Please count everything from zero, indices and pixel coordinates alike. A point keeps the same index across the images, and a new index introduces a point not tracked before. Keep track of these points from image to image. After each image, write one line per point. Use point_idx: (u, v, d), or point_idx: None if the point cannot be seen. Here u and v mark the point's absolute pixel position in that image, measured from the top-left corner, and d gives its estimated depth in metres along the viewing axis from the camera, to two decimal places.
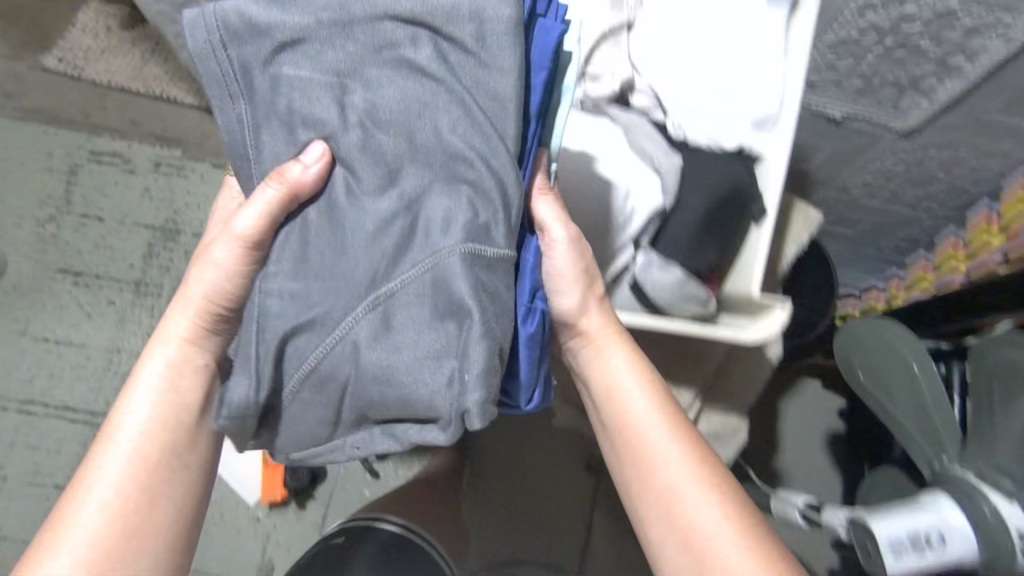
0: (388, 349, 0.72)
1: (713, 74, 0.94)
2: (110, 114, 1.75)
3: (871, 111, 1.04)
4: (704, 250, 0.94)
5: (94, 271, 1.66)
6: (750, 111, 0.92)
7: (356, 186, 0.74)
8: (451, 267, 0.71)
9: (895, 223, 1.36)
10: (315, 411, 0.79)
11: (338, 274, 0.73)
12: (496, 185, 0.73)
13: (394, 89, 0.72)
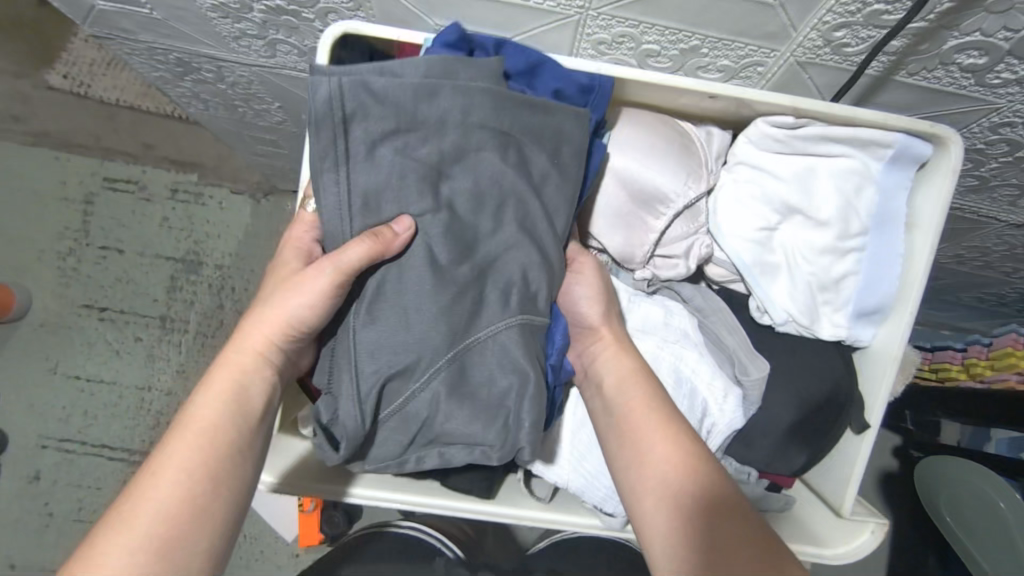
0: (453, 409, 0.60)
1: (814, 251, 0.65)
2: (121, 136, 1.65)
3: (982, 204, 0.88)
4: (793, 453, 0.69)
5: (120, 306, 1.60)
6: (853, 298, 0.65)
7: (440, 262, 0.59)
8: (507, 343, 0.60)
9: (981, 284, 1.22)
10: (388, 445, 0.62)
11: (409, 348, 0.59)
12: (547, 287, 0.62)
13: (468, 178, 0.59)
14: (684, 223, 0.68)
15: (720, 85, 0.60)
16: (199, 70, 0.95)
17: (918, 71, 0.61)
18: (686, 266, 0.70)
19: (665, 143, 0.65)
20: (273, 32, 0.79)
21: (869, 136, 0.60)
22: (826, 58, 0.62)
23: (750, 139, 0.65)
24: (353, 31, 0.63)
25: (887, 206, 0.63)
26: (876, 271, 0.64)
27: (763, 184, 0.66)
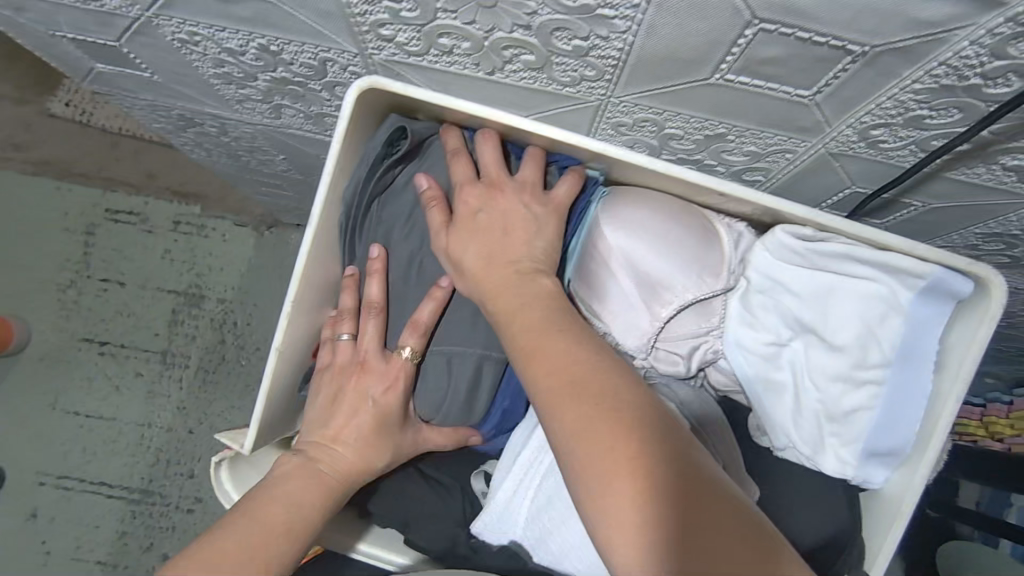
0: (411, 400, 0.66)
1: (825, 377, 0.58)
2: (123, 166, 1.62)
3: (1010, 278, 0.85)
4: None
5: (120, 339, 1.58)
6: (868, 434, 0.56)
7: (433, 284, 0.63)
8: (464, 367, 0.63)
9: (1000, 340, 1.18)
10: None
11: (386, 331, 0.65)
12: None
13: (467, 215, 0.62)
14: (696, 319, 0.63)
15: (729, 186, 0.57)
16: (202, 124, 0.93)
17: (958, 169, 0.58)
18: (688, 364, 0.64)
19: (680, 231, 0.61)
20: (278, 98, 0.76)
21: (899, 261, 0.54)
22: (861, 150, 0.59)
23: (766, 246, 0.60)
24: (379, 86, 0.56)
25: (915, 338, 0.55)
26: (894, 409, 0.56)
27: (777, 296, 0.60)
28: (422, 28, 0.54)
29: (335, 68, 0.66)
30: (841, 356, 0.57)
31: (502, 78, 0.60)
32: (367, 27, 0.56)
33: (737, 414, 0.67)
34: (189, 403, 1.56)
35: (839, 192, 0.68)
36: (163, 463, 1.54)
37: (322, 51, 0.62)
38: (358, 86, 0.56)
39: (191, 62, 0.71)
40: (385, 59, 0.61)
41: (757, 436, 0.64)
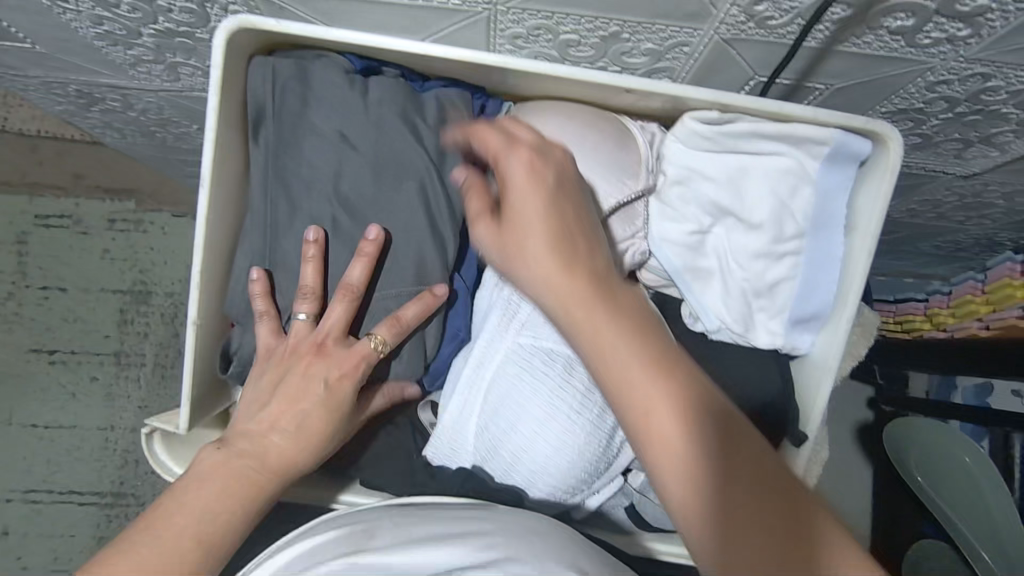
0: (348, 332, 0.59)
1: (747, 258, 0.58)
2: (47, 169, 1.56)
3: (925, 161, 0.86)
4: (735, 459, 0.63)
5: (69, 346, 1.54)
6: (793, 303, 0.57)
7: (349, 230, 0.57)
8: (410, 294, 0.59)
9: (934, 233, 1.22)
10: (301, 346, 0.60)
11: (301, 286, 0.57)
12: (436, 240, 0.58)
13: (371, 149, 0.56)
14: (622, 226, 0.59)
15: (634, 80, 0.53)
16: (103, 99, 0.89)
17: (847, 39, 0.59)
18: (617, 268, 0.62)
19: (598, 135, 0.57)
20: (170, 55, 0.74)
21: (801, 130, 0.54)
22: (751, 32, 0.59)
23: (677, 137, 0.58)
24: (252, 25, 0.51)
25: (826, 206, 0.56)
26: (811, 277, 0.57)
27: (692, 184, 0.59)
28: None
29: (215, 10, 0.63)
30: (758, 235, 0.57)
31: None
32: None
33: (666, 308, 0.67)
34: (150, 401, 1.53)
35: (743, 85, 0.69)
36: (132, 464, 1.52)
37: None
38: (227, 26, 0.51)
39: (67, 23, 0.68)
40: None
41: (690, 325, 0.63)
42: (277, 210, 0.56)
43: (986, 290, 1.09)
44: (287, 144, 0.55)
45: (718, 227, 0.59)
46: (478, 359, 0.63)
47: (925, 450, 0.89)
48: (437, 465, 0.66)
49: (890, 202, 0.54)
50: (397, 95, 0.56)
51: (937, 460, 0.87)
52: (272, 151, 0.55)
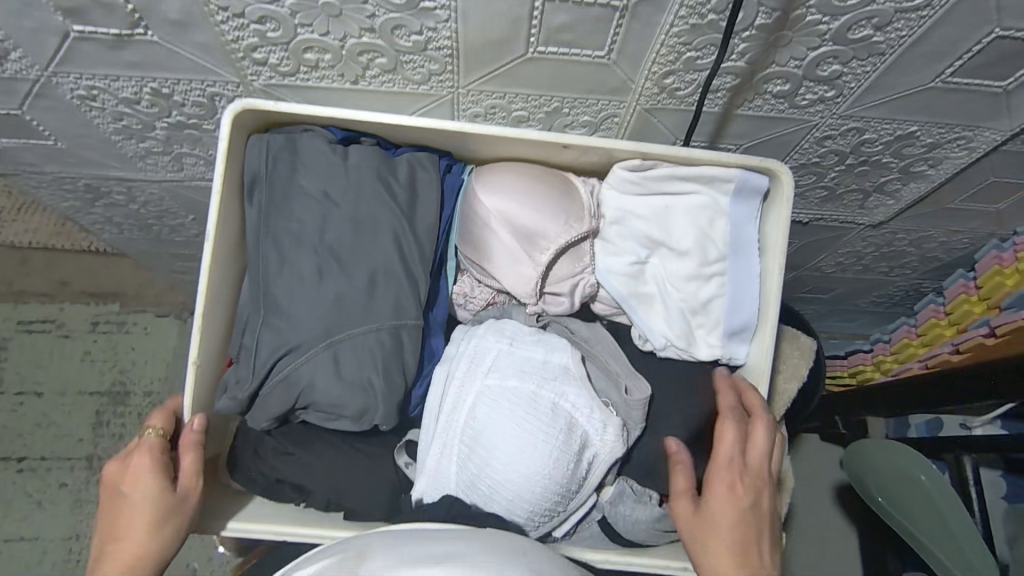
0: (319, 380, 0.62)
1: (681, 280, 0.68)
2: (35, 278, 1.62)
3: (836, 212, 1.00)
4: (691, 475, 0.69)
5: (39, 453, 1.51)
6: (726, 317, 0.67)
7: (333, 276, 0.64)
8: (376, 345, 0.63)
9: (866, 287, 1.34)
10: (272, 400, 0.64)
11: (287, 326, 0.63)
12: (409, 280, 0.65)
13: (350, 206, 0.65)
14: (569, 262, 0.70)
15: (571, 137, 0.65)
16: (108, 193, 0.99)
17: (743, 103, 0.73)
18: (573, 301, 0.71)
19: (542, 186, 0.68)
20: (177, 146, 0.85)
21: (710, 170, 0.66)
22: (665, 101, 0.73)
23: (611, 185, 0.69)
24: (252, 107, 0.63)
25: (740, 233, 0.67)
26: (737, 293, 0.67)
27: (628, 222, 0.70)
28: (289, 46, 0.65)
29: (223, 102, 0.75)
30: (686, 261, 0.68)
31: (366, 85, 0.71)
32: (243, 53, 0.66)
33: (619, 331, 0.75)
34: None
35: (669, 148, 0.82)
36: None
37: (208, 86, 0.72)
38: (233, 109, 0.63)
39: (91, 120, 0.79)
40: (264, 83, 0.71)
41: (638, 345, 0.71)
42: (268, 261, 0.64)
43: (919, 332, 1.24)
44: (277, 204, 0.65)
45: (654, 257, 0.70)
46: (453, 404, 0.67)
47: (871, 469, 0.95)
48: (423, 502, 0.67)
49: (791, 226, 0.66)
50: (374, 157, 0.66)
51: (886, 478, 0.92)
52: (264, 209, 0.65)
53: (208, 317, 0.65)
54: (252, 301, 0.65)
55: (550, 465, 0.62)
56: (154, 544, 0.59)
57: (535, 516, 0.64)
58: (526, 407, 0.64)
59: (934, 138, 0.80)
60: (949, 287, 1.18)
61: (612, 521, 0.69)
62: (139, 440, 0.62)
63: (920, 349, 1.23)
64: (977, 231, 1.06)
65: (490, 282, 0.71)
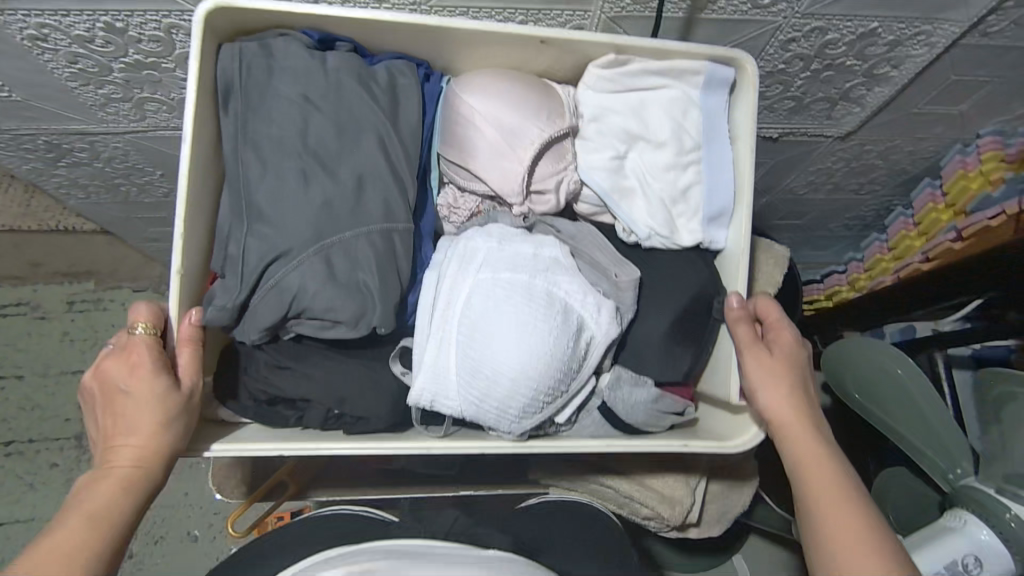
0: (312, 282, 0.61)
1: (660, 171, 0.71)
2: (5, 259, 1.58)
3: (804, 125, 1.01)
4: (681, 355, 0.74)
5: (26, 435, 1.49)
6: (705, 204, 0.71)
7: (318, 179, 0.63)
8: (368, 246, 0.63)
9: (838, 210, 1.37)
10: (263, 308, 0.62)
11: (275, 230, 0.62)
12: (396, 183, 0.65)
13: (332, 110, 0.65)
14: (551, 162, 0.70)
15: (548, 31, 0.65)
16: (72, 151, 0.97)
17: (706, 6, 0.73)
18: (559, 199, 0.72)
19: (517, 85, 0.68)
20: (137, 91, 0.83)
21: (679, 62, 0.68)
22: (629, 9, 0.73)
23: (586, 83, 0.71)
24: (225, 5, 0.60)
25: (711, 121, 0.71)
26: (713, 180, 0.71)
27: (604, 117, 0.71)
28: None
29: (180, 36, 0.73)
30: (665, 151, 0.71)
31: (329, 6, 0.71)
32: None
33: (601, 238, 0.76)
34: None
35: None
36: None
37: (163, 18, 0.70)
38: (205, 9, 0.60)
39: (45, 65, 0.77)
40: None
41: (623, 238, 0.74)
42: (249, 168, 0.63)
43: (890, 247, 1.27)
44: (256, 111, 0.64)
45: (631, 151, 0.72)
46: (447, 302, 0.68)
47: (847, 365, 0.98)
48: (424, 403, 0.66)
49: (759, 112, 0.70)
50: (350, 63, 0.66)
51: (857, 372, 0.96)
52: (241, 117, 0.63)
53: (189, 228, 0.63)
54: (235, 211, 0.64)
55: (552, 344, 0.65)
56: (158, 440, 0.58)
57: (541, 400, 0.66)
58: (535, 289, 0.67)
59: (895, 34, 0.81)
60: (916, 198, 1.22)
61: (613, 403, 0.71)
62: (129, 339, 0.60)
63: (891, 263, 1.26)
64: (942, 137, 1.08)
65: (475, 187, 0.72)
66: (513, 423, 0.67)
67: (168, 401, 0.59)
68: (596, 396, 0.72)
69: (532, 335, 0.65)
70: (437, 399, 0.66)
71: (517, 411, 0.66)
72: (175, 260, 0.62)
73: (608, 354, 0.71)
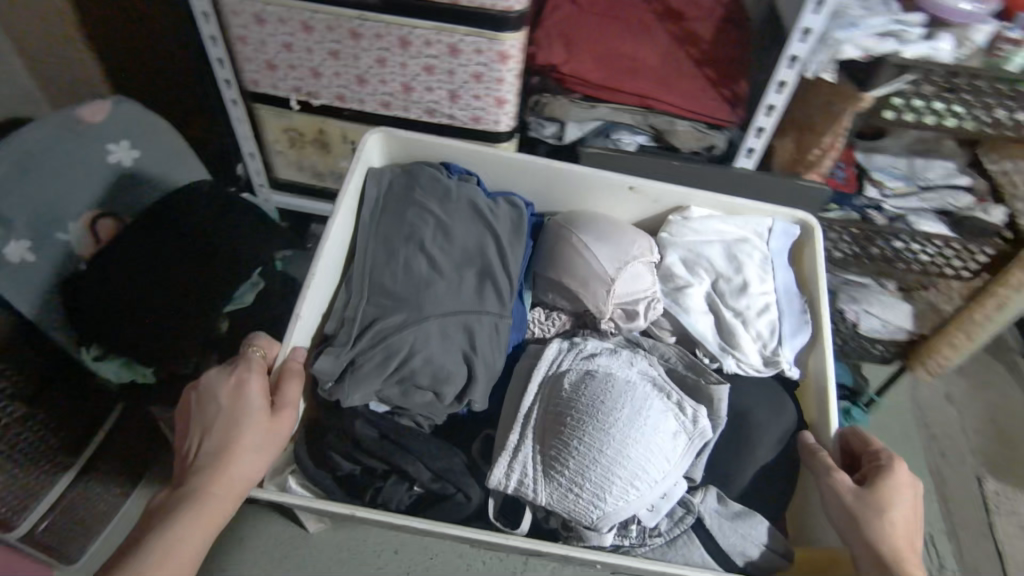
0: (427, 346, 0.71)
1: (737, 300, 0.80)
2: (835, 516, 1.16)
3: None
4: (770, 485, 0.71)
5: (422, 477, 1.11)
6: (781, 326, 0.78)
7: (438, 268, 0.77)
8: (476, 323, 0.74)
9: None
10: (370, 368, 0.69)
11: (398, 302, 0.74)
12: (506, 278, 0.79)
13: (456, 221, 0.80)
14: (641, 281, 0.80)
15: (637, 178, 0.84)
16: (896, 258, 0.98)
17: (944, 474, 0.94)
18: (646, 320, 0.79)
19: (611, 220, 0.85)
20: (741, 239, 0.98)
21: (747, 219, 0.85)
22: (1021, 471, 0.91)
23: (670, 231, 0.85)
24: (386, 134, 0.83)
25: (779, 265, 0.83)
26: (785, 311, 0.79)
27: (687, 258, 0.83)
28: None
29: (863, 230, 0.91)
30: (749, 291, 0.80)
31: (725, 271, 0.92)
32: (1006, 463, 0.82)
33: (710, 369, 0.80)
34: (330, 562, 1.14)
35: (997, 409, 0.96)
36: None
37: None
38: (372, 136, 0.83)
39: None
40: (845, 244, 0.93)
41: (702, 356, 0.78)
42: (379, 256, 0.77)
43: None
44: (392, 211, 0.80)
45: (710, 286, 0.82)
46: (535, 394, 0.69)
47: None
48: (497, 486, 0.64)
49: (825, 263, 0.81)
50: (475, 190, 0.83)
51: None
52: (380, 217, 0.80)
53: (319, 291, 0.73)
54: (358, 289, 0.75)
55: (620, 434, 0.63)
56: (250, 463, 0.60)
57: (629, 482, 0.61)
58: (594, 386, 0.67)
59: None
60: None
61: (708, 526, 0.65)
62: (240, 359, 0.65)
63: None
64: None
65: (566, 301, 0.81)
66: (608, 523, 0.61)
67: (229, 486, 0.59)
68: (684, 529, 0.65)
69: (605, 421, 0.64)
70: (520, 484, 0.64)
71: (620, 510, 0.61)
72: (302, 308, 0.69)
73: (700, 456, 0.67)
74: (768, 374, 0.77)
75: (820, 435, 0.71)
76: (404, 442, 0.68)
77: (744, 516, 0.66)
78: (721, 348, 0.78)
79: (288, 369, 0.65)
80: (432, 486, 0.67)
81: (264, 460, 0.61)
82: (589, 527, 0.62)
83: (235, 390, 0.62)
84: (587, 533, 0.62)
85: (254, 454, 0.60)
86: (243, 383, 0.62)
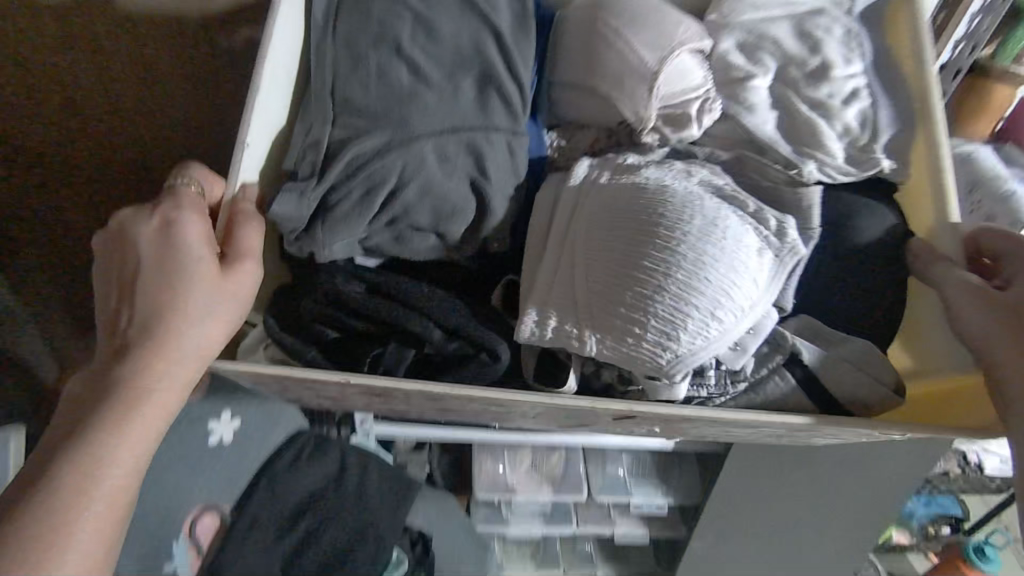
0: (421, 171, 0.53)
1: (815, 87, 0.61)
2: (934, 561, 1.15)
3: None
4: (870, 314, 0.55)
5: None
6: (875, 116, 0.60)
7: (422, 74, 0.57)
8: (483, 141, 0.56)
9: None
10: (348, 205, 0.52)
11: (375, 120, 0.55)
12: (516, 85, 0.59)
13: (438, 11, 0.59)
14: (691, 75, 0.61)
15: None
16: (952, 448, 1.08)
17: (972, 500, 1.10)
18: (699, 127, 0.61)
19: None
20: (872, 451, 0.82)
21: None
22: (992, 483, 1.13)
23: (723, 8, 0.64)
24: None
25: (867, 39, 0.63)
26: (879, 96, 0.61)
27: (747, 42, 0.63)
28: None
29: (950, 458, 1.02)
30: (832, 75, 0.61)
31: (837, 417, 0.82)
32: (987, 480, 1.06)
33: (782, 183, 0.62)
34: None
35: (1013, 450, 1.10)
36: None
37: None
38: None
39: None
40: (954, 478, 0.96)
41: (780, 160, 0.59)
42: (339, 66, 0.57)
43: None
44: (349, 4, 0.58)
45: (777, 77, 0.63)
46: (566, 222, 0.53)
47: None
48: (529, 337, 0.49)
49: (929, 31, 0.62)
50: None
51: None
52: (332, 12, 0.58)
53: (266, 113, 0.54)
54: (320, 109, 0.56)
55: (693, 251, 0.47)
56: (203, 338, 0.44)
57: (710, 314, 0.46)
58: (649, 199, 0.50)
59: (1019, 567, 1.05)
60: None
61: (807, 361, 0.51)
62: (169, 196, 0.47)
63: None
64: None
65: (594, 112, 0.62)
66: (682, 371, 0.47)
67: (177, 367, 0.44)
68: (773, 370, 0.51)
69: (670, 239, 0.48)
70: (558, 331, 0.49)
71: (699, 352, 0.46)
72: (246, 130, 0.51)
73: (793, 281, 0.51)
74: (861, 176, 0.60)
75: (933, 237, 0.56)
76: (402, 295, 0.53)
77: (847, 349, 0.52)
78: (796, 152, 0.60)
79: (240, 215, 0.48)
80: (448, 348, 0.52)
81: (221, 341, 0.45)
82: (655, 376, 0.48)
83: (169, 242, 0.45)
84: (655, 385, 0.48)
85: (208, 327, 0.45)
86: (177, 233, 0.45)
